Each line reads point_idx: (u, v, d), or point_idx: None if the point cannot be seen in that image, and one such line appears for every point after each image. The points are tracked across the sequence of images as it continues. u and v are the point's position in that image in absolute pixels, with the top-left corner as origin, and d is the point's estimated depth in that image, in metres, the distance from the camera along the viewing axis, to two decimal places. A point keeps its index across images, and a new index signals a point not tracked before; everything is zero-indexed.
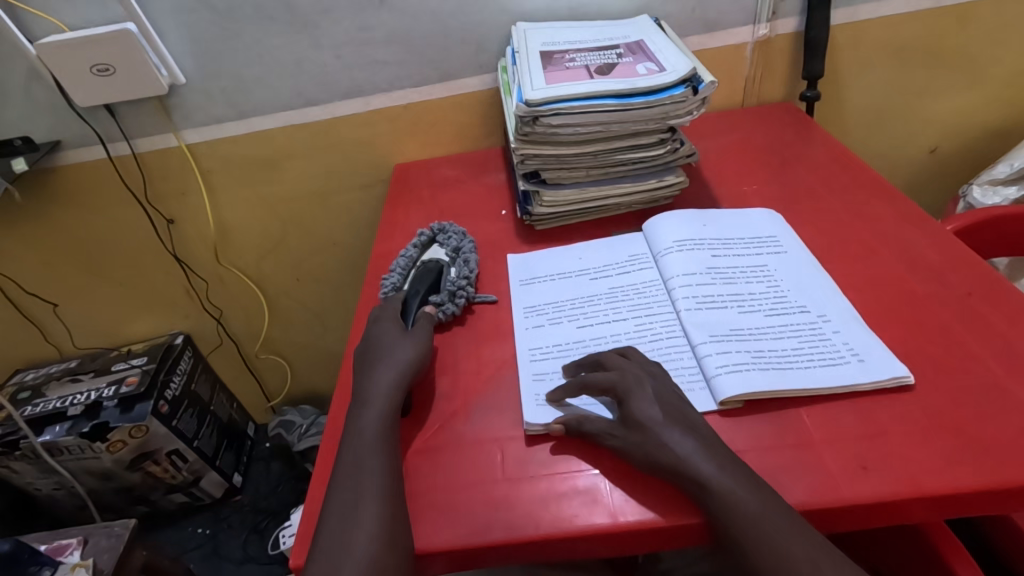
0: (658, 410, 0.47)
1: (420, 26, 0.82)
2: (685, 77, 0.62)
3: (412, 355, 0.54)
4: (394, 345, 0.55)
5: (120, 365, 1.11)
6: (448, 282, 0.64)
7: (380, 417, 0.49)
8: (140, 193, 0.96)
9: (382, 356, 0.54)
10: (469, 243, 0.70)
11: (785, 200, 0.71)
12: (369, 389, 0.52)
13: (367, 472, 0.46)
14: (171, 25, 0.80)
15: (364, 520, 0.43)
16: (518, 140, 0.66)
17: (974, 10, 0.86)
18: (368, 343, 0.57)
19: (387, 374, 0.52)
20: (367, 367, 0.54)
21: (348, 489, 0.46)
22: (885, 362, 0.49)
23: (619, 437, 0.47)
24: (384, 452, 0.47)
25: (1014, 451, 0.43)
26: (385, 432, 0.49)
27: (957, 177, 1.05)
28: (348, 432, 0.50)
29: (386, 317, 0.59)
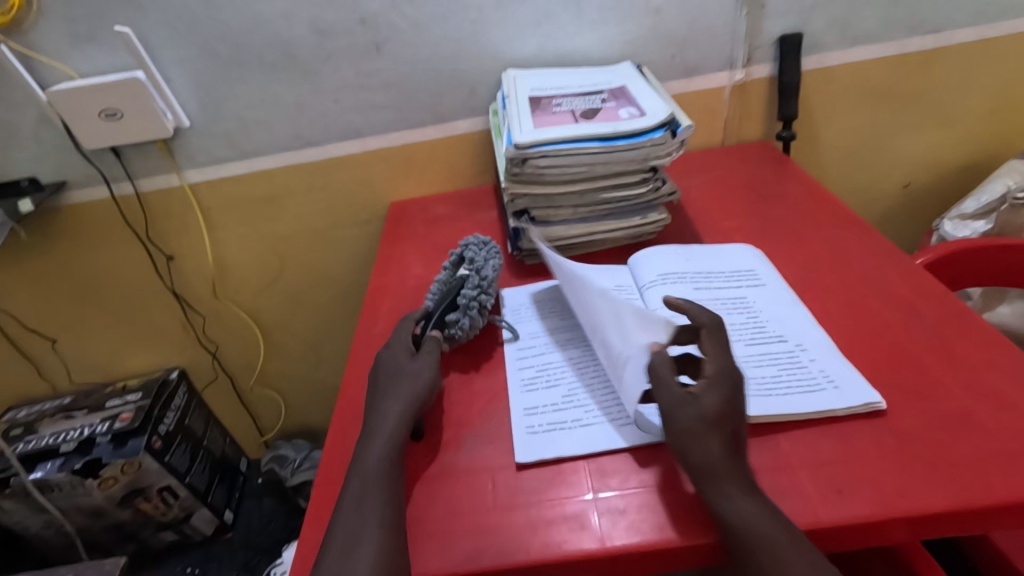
0: (725, 410, 0.47)
1: (415, 73, 0.87)
2: (665, 122, 0.66)
3: (424, 387, 0.56)
4: (402, 372, 0.57)
5: (115, 400, 1.11)
6: (461, 298, 0.64)
7: (381, 448, 0.51)
8: (142, 231, 0.98)
9: (387, 388, 0.56)
10: (492, 254, 0.69)
11: (763, 235, 0.75)
12: (377, 420, 0.53)
13: (364, 500, 0.47)
14: (178, 73, 0.84)
15: (361, 548, 0.44)
16: (509, 181, 0.69)
17: (937, 55, 0.91)
18: (379, 369, 0.59)
19: (393, 407, 0.54)
20: (377, 396, 0.56)
21: (344, 517, 0.47)
22: (860, 388, 0.52)
23: (686, 419, 0.47)
24: (382, 482, 0.49)
25: (980, 474, 0.45)
26: (383, 462, 0.50)
27: (930, 211, 1.09)
28: (354, 464, 0.51)
29: (397, 344, 0.60)
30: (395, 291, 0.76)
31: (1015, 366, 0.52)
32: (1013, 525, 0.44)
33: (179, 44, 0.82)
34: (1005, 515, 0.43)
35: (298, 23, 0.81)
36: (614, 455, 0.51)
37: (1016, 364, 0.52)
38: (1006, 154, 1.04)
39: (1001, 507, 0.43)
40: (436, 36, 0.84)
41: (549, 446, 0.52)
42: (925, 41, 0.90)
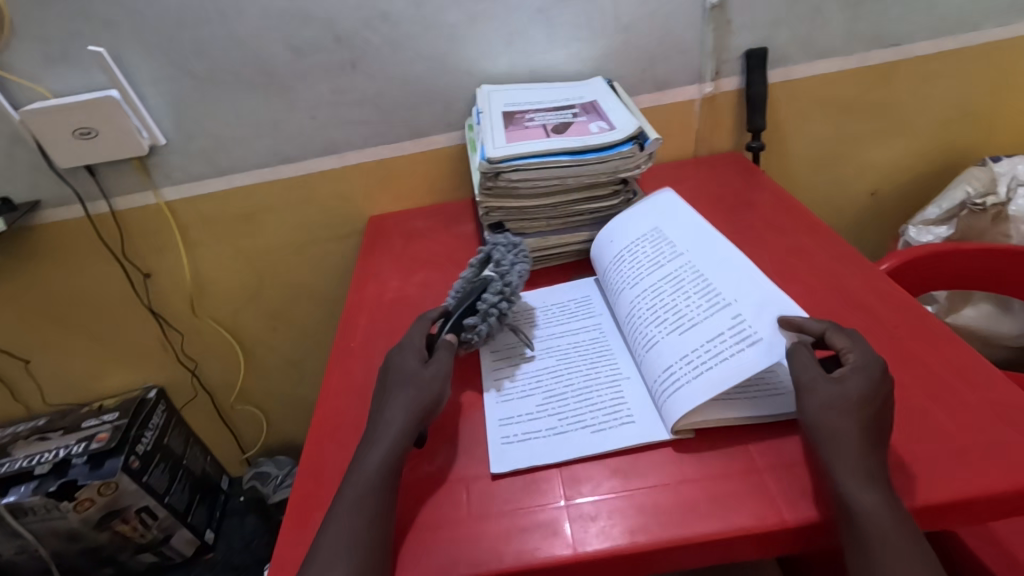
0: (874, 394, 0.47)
1: (391, 89, 0.88)
2: (633, 135, 0.68)
3: (432, 398, 0.54)
4: (409, 377, 0.56)
5: (91, 420, 1.10)
6: (483, 304, 0.63)
7: (380, 453, 0.50)
8: (118, 249, 0.98)
9: (393, 391, 0.55)
10: (520, 258, 0.68)
11: (733, 244, 0.77)
12: (378, 424, 0.53)
13: (345, 512, 0.47)
14: (153, 91, 0.84)
15: (335, 561, 0.44)
16: (483, 195, 0.70)
17: (897, 68, 0.95)
18: (388, 367, 0.58)
19: (396, 412, 0.53)
20: (379, 402, 0.55)
21: (327, 529, 0.47)
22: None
23: (830, 402, 0.47)
24: (369, 489, 0.48)
25: (937, 472, 0.46)
26: (378, 467, 0.49)
27: (896, 218, 1.13)
28: (352, 469, 0.50)
29: (409, 346, 0.59)
30: (372, 305, 0.76)
31: (970, 367, 0.54)
32: (970, 520, 0.46)
33: (154, 63, 0.82)
34: (962, 510, 0.45)
35: (273, 42, 0.82)
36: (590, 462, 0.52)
37: (972, 365, 0.55)
38: (966, 162, 1.08)
39: (958, 503, 0.45)
40: (411, 53, 0.85)
41: (524, 455, 0.53)
42: (886, 54, 0.93)
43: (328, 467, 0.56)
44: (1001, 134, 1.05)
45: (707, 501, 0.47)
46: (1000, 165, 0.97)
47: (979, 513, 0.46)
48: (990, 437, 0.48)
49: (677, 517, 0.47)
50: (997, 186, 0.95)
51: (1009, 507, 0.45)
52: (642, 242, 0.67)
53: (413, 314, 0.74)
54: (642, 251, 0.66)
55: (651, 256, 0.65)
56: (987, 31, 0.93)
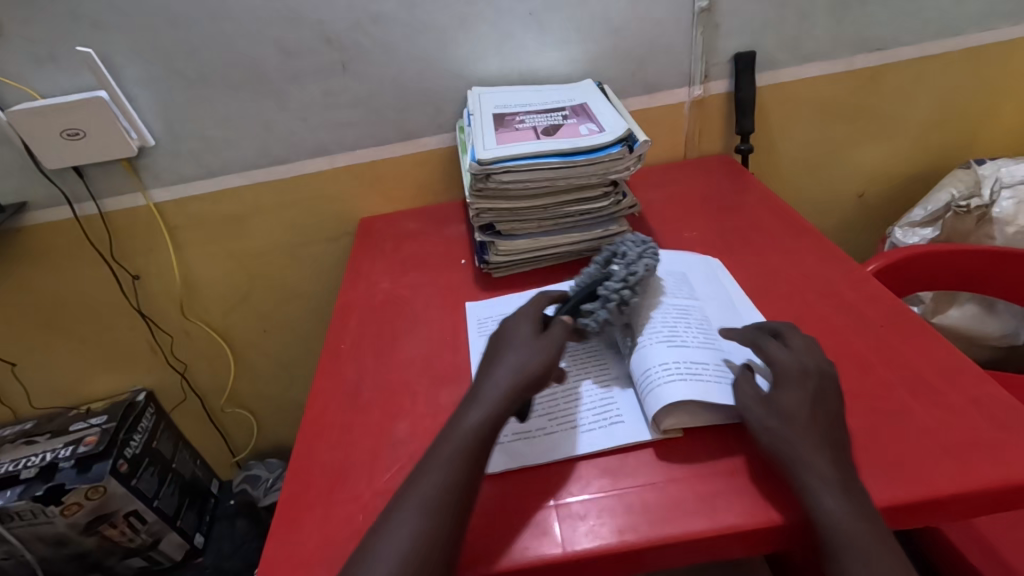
0: (805, 403, 0.49)
1: (382, 91, 0.88)
2: (622, 137, 0.69)
3: (539, 368, 0.53)
4: (518, 345, 0.55)
5: (79, 424, 1.09)
6: (606, 289, 0.60)
7: (483, 416, 0.50)
8: (106, 251, 0.97)
9: (500, 356, 0.55)
10: (648, 252, 0.65)
11: (722, 245, 0.77)
12: (484, 386, 0.53)
13: (431, 473, 0.48)
14: (142, 92, 0.84)
15: (405, 522, 0.45)
16: (473, 196, 0.71)
17: (882, 72, 0.96)
18: (502, 333, 0.58)
19: (504, 374, 0.53)
20: (489, 362, 0.56)
21: (411, 486, 0.47)
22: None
23: (769, 417, 0.49)
24: (460, 452, 0.48)
25: (921, 470, 0.47)
26: (476, 432, 0.49)
27: (883, 220, 1.14)
28: (450, 428, 0.50)
29: (523, 318, 0.59)
30: (363, 306, 0.76)
31: (953, 366, 0.55)
32: (953, 516, 0.47)
33: (142, 64, 0.82)
34: (944, 507, 0.46)
35: (263, 43, 0.82)
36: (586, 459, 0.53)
37: (955, 364, 0.55)
38: (951, 165, 1.09)
39: (940, 500, 0.45)
40: (401, 55, 0.85)
41: (529, 451, 0.53)
42: (871, 58, 0.94)
43: (318, 469, 0.56)
44: (984, 137, 1.06)
45: (694, 499, 0.48)
46: (984, 167, 0.99)
47: (962, 510, 0.46)
48: (972, 435, 0.49)
49: (666, 515, 0.47)
50: (980, 188, 0.96)
51: (990, 504, 0.46)
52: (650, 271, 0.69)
53: (403, 315, 0.74)
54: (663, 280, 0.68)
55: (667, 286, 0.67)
56: (970, 36, 0.95)
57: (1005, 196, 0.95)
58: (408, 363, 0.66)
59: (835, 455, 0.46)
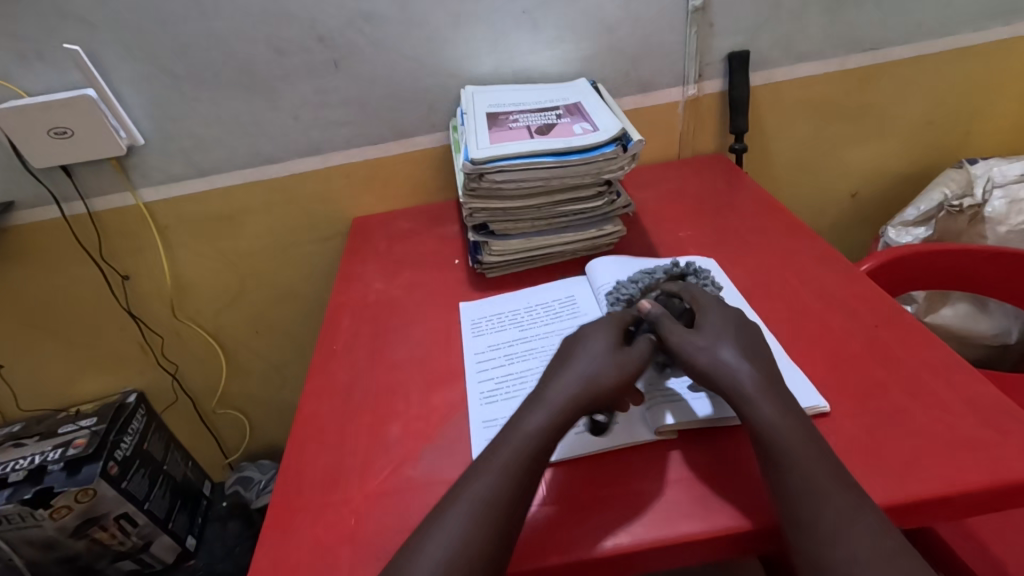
0: (724, 330, 0.54)
1: (374, 89, 0.87)
2: (616, 136, 0.68)
3: (614, 386, 0.51)
4: (598, 354, 0.53)
5: (68, 426, 1.07)
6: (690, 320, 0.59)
7: (543, 417, 0.50)
8: (95, 251, 0.96)
9: (570, 358, 0.54)
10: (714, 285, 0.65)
11: (716, 244, 0.77)
12: (547, 389, 0.52)
13: (485, 471, 0.48)
14: (131, 91, 0.83)
15: (455, 519, 0.45)
16: (466, 196, 0.70)
17: (876, 72, 0.96)
18: (580, 336, 0.56)
19: (572, 381, 0.51)
20: (558, 367, 0.54)
21: (464, 485, 0.47)
22: (807, 392, 0.54)
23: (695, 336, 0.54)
24: (517, 451, 0.48)
25: (915, 469, 0.47)
26: (535, 433, 0.49)
27: (875, 219, 1.14)
28: (508, 430, 0.50)
29: (610, 324, 0.56)
30: (355, 307, 0.75)
31: (947, 365, 0.55)
32: (947, 516, 0.47)
33: (131, 61, 0.81)
34: (939, 507, 0.46)
35: (254, 41, 0.81)
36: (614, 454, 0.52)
37: (949, 363, 0.55)
38: (944, 164, 1.10)
39: (934, 500, 0.45)
40: (394, 53, 0.85)
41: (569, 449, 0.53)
42: (865, 58, 0.95)
43: (310, 471, 0.55)
44: (976, 137, 1.07)
45: (687, 500, 0.48)
46: (977, 167, 0.99)
47: (956, 510, 0.46)
48: (965, 434, 0.49)
49: (662, 517, 0.47)
50: (973, 187, 0.97)
51: (984, 503, 0.46)
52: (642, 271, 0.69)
53: (396, 316, 0.73)
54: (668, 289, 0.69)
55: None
56: (962, 36, 0.95)
57: (997, 196, 0.96)
58: (401, 364, 0.66)
59: (774, 389, 0.50)
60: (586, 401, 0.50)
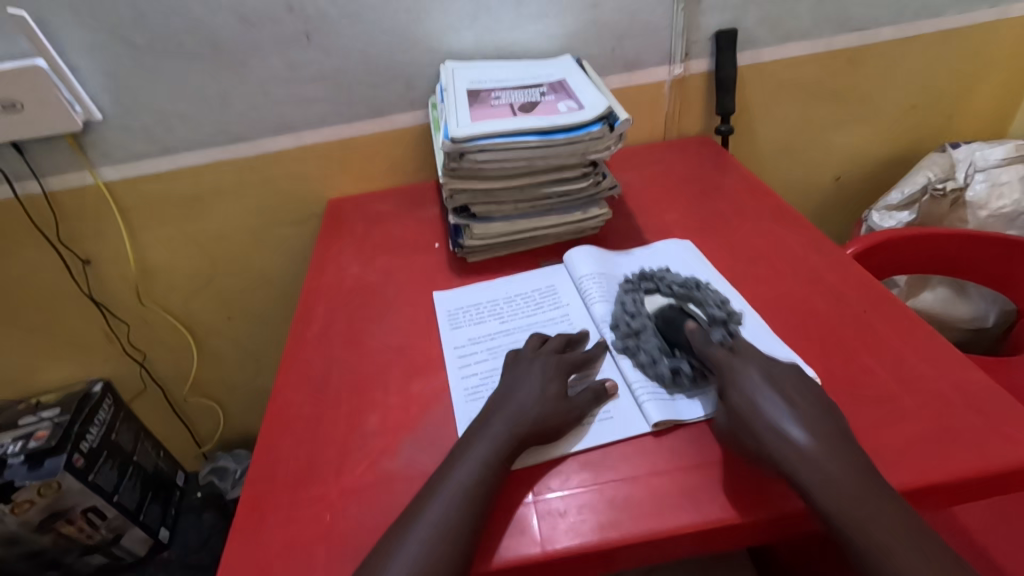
0: (772, 403, 0.48)
1: (349, 63, 0.83)
2: (603, 114, 0.66)
3: (552, 421, 0.50)
4: (534, 390, 0.52)
5: (29, 418, 1.03)
6: (666, 333, 0.58)
7: (491, 445, 0.48)
8: (52, 234, 0.91)
9: (509, 390, 0.53)
10: (709, 297, 0.62)
11: (703, 228, 0.75)
12: (491, 418, 0.51)
13: (438, 496, 0.45)
14: (85, 61, 0.77)
15: (416, 543, 0.43)
16: (447, 176, 0.67)
17: (863, 53, 0.95)
18: (515, 376, 0.54)
19: (513, 413, 0.50)
20: (499, 399, 0.52)
21: (418, 509, 0.45)
22: (792, 365, 0.55)
23: (725, 425, 0.48)
24: (471, 477, 0.46)
25: (907, 457, 0.46)
26: (483, 460, 0.47)
27: (858, 204, 1.14)
28: (454, 457, 0.48)
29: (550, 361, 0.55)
30: (331, 293, 0.72)
31: (935, 351, 0.55)
32: (935, 505, 0.46)
33: (84, 29, 0.75)
34: (927, 496, 0.45)
35: (218, 9, 0.76)
36: (569, 458, 0.50)
37: (937, 349, 0.55)
38: (926, 148, 1.10)
39: (923, 488, 0.45)
40: (370, 25, 0.80)
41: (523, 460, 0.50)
42: (852, 38, 0.93)
43: (282, 465, 0.53)
44: (959, 121, 1.07)
45: (676, 492, 0.46)
46: (959, 151, 0.99)
47: (943, 498, 0.46)
48: (954, 421, 0.48)
49: (644, 512, 0.45)
50: (955, 172, 0.97)
51: (971, 492, 0.46)
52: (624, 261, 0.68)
53: (374, 302, 0.70)
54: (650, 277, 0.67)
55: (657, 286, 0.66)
56: (950, 17, 0.94)
57: (979, 179, 0.96)
58: (379, 353, 0.63)
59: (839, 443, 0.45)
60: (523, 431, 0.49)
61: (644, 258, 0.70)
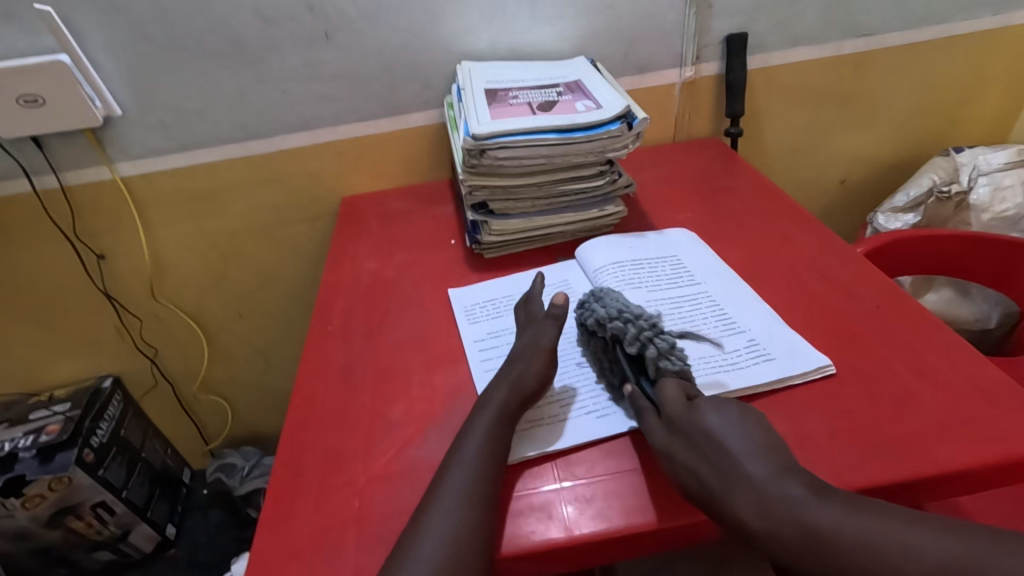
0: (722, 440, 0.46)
1: (368, 63, 0.84)
2: (620, 114, 0.67)
3: (535, 381, 0.53)
4: (530, 361, 0.55)
5: (40, 412, 1.03)
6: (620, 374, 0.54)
7: (493, 422, 0.50)
8: (68, 229, 0.91)
9: (506, 365, 0.56)
10: (648, 328, 0.53)
11: (714, 227, 0.77)
12: (491, 393, 0.53)
13: (453, 472, 0.47)
14: (108, 58, 0.78)
15: (442, 519, 0.44)
16: (466, 173, 0.68)
17: (869, 58, 0.97)
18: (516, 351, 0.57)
19: (517, 391, 0.52)
20: (499, 373, 0.55)
21: (439, 486, 0.47)
22: (809, 352, 0.56)
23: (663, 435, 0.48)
24: (480, 451, 0.48)
25: (926, 447, 0.47)
26: (489, 438, 0.49)
27: (863, 207, 1.16)
28: (461, 432, 0.50)
29: (545, 326, 0.59)
30: (350, 288, 0.73)
31: (946, 345, 0.56)
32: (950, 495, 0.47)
33: (107, 26, 0.76)
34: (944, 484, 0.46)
35: (240, 8, 0.77)
36: (590, 448, 0.51)
37: (948, 343, 0.56)
38: (929, 153, 1.12)
39: (940, 476, 0.46)
40: (388, 25, 0.82)
41: (530, 442, 0.52)
42: (859, 43, 0.95)
43: (308, 452, 0.54)
44: (961, 126, 1.09)
45: None
46: (963, 155, 1.01)
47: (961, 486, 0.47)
48: (969, 413, 0.50)
49: (662, 495, 0.47)
50: (959, 175, 0.99)
51: (985, 483, 0.47)
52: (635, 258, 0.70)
53: (393, 296, 0.71)
54: (661, 269, 0.69)
55: (667, 277, 0.67)
56: (954, 24, 0.96)
57: (982, 183, 0.98)
58: (400, 346, 0.64)
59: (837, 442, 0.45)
60: (519, 402, 0.52)
61: (654, 249, 0.72)
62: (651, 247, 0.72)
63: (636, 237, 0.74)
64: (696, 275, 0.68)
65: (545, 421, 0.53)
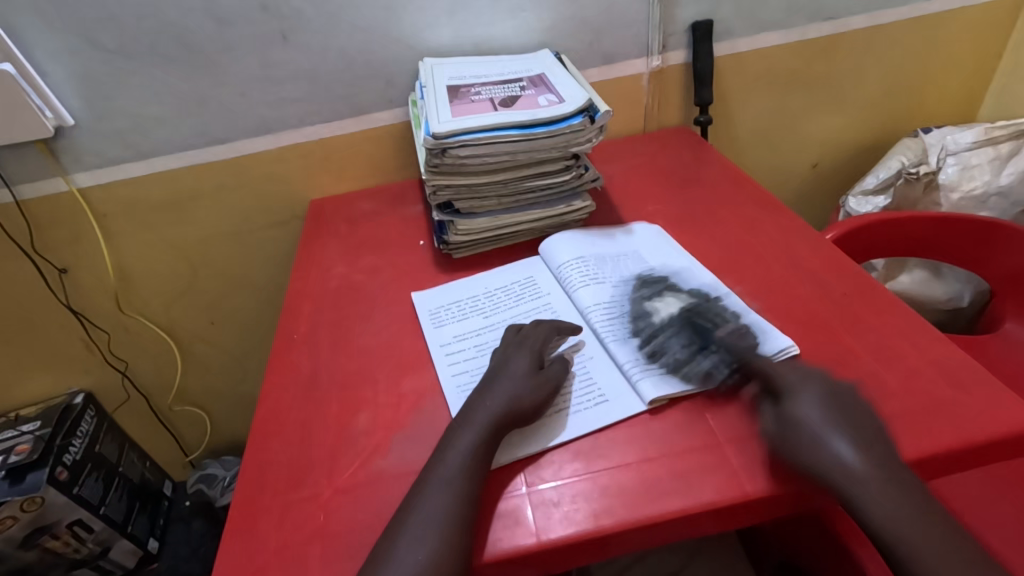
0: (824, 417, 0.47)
1: (327, 62, 0.82)
2: (583, 107, 0.66)
3: (532, 405, 0.51)
4: (517, 376, 0.53)
5: (8, 432, 1.01)
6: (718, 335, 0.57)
7: (473, 437, 0.48)
8: (27, 244, 0.89)
9: (491, 382, 0.53)
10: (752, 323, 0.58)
11: (683, 217, 0.77)
12: (474, 408, 0.51)
13: (430, 491, 0.45)
14: (55, 66, 0.75)
15: (417, 539, 0.43)
16: (429, 173, 0.67)
17: (836, 40, 0.96)
18: (499, 363, 0.55)
19: (495, 403, 0.51)
20: (483, 389, 0.53)
21: (414, 504, 0.45)
22: (774, 338, 0.56)
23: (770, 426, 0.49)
24: (458, 469, 0.46)
25: (893, 434, 0.47)
26: (468, 454, 0.47)
27: (836, 191, 1.17)
28: (440, 449, 0.49)
29: (531, 342, 0.57)
30: (316, 294, 0.72)
31: (912, 330, 0.56)
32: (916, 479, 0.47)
33: (52, 33, 0.73)
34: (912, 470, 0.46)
35: (191, 10, 0.75)
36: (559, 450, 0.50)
37: (913, 326, 0.56)
38: (898, 134, 1.12)
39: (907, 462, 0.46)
40: (345, 22, 0.80)
41: (506, 448, 0.51)
42: (825, 27, 0.95)
43: (273, 466, 0.52)
44: (930, 106, 1.09)
45: (673, 479, 0.47)
46: (931, 136, 1.02)
47: (928, 472, 0.47)
48: (933, 397, 0.50)
49: (639, 500, 0.46)
50: (928, 156, 1.00)
51: (952, 465, 0.47)
52: (603, 254, 0.70)
53: (360, 301, 0.70)
54: (626, 261, 0.68)
55: (633, 269, 0.67)
56: (918, 5, 0.96)
57: (950, 163, 0.99)
58: (367, 352, 0.63)
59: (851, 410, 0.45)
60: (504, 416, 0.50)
61: (620, 242, 0.72)
62: (615, 241, 0.72)
63: (603, 231, 0.74)
64: (661, 266, 0.67)
65: (525, 431, 0.52)
